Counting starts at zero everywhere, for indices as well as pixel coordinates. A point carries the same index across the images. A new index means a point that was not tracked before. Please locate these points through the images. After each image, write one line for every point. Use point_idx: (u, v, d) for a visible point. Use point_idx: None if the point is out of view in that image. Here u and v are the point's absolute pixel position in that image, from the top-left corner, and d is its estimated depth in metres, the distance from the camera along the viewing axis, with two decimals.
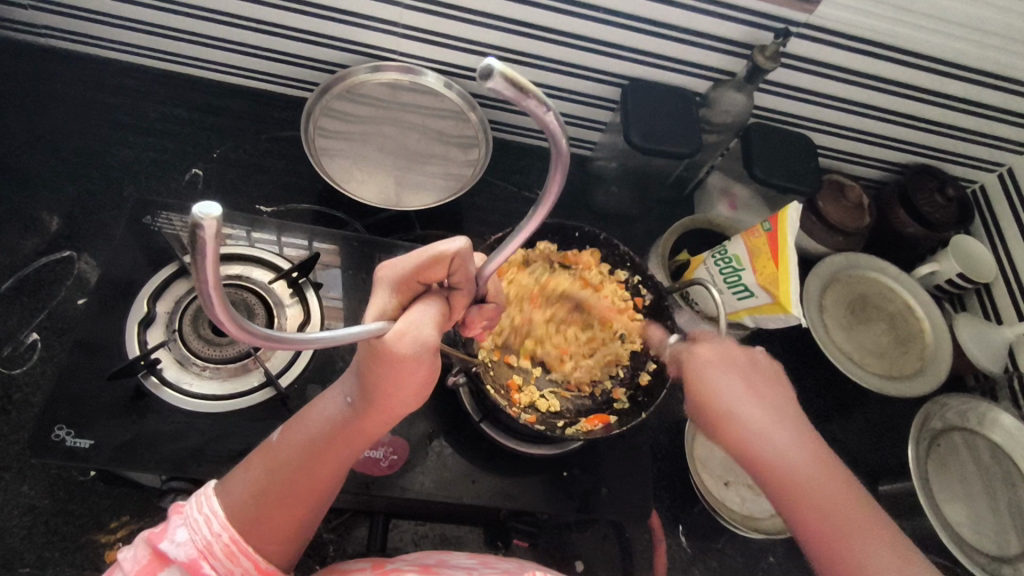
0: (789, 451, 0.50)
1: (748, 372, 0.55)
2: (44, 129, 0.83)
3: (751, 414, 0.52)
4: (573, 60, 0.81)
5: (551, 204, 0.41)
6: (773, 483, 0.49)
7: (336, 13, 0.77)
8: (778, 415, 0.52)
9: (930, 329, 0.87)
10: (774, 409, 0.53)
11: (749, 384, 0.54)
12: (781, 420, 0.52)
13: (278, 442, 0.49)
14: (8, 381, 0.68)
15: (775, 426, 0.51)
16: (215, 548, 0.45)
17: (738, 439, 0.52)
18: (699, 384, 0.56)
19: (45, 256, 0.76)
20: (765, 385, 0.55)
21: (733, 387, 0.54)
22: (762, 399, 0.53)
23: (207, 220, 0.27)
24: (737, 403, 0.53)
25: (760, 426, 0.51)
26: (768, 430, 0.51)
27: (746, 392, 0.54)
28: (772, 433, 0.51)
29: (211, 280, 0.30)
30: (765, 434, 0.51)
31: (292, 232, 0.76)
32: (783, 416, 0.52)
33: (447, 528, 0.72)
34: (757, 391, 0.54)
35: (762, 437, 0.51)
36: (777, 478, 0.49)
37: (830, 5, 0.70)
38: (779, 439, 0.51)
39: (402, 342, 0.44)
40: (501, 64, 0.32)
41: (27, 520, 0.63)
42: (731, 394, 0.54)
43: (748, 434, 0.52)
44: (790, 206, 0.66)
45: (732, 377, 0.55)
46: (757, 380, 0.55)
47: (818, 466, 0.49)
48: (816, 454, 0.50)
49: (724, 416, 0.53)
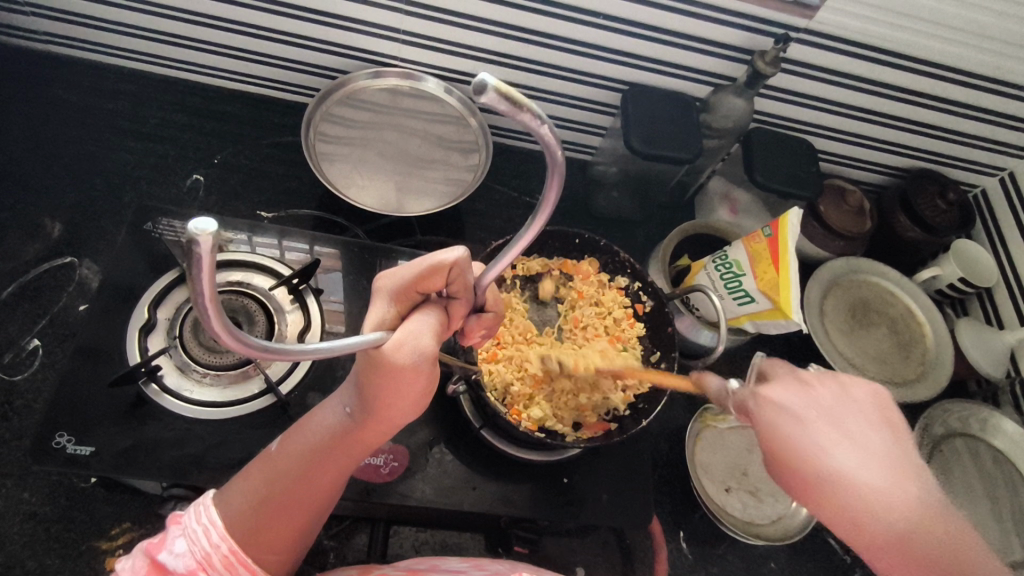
0: (908, 514, 0.40)
1: (829, 408, 0.46)
2: (46, 135, 0.84)
3: (852, 469, 0.42)
4: (573, 65, 0.81)
5: (549, 215, 0.41)
6: (892, 560, 0.40)
7: (336, 19, 0.77)
8: (880, 461, 0.43)
9: (932, 335, 0.87)
10: (873, 455, 0.43)
11: (836, 424, 0.45)
12: (887, 468, 0.42)
13: (277, 452, 0.49)
14: (10, 387, 0.69)
15: (882, 477, 0.42)
16: (214, 559, 0.45)
17: (837, 504, 0.42)
18: (774, 434, 0.46)
19: (47, 262, 0.76)
20: (858, 421, 0.45)
21: (818, 433, 0.44)
22: (859, 445, 0.43)
23: (203, 235, 0.27)
24: (830, 456, 0.43)
25: (865, 485, 0.42)
26: (876, 488, 0.41)
27: (837, 439, 0.44)
28: (880, 490, 0.41)
29: (207, 294, 0.30)
30: (873, 494, 0.41)
31: (293, 237, 0.76)
32: (887, 460, 0.43)
33: (447, 535, 0.72)
34: (851, 434, 0.44)
35: (869, 498, 0.41)
36: (892, 551, 0.40)
37: (830, 10, 0.70)
38: (890, 497, 0.41)
39: (400, 352, 0.44)
40: (495, 79, 0.32)
41: (29, 527, 0.63)
42: (820, 445, 0.44)
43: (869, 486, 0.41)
44: (791, 212, 0.66)
45: (816, 421, 0.45)
46: (845, 416, 0.45)
47: (944, 526, 0.40)
48: (933, 507, 0.41)
49: (815, 474, 0.43)
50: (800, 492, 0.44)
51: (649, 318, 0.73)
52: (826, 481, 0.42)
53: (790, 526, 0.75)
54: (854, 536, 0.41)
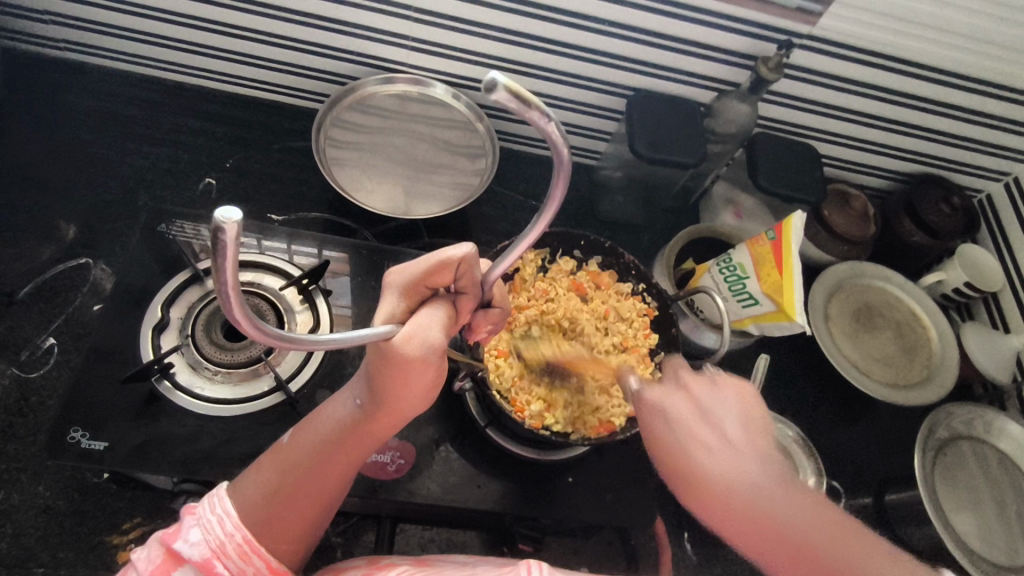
0: (784, 506, 0.41)
1: (707, 408, 0.48)
2: (64, 140, 0.86)
3: (728, 469, 0.43)
4: (578, 71, 0.82)
5: (556, 213, 0.42)
6: (780, 562, 0.40)
7: (345, 27, 0.79)
8: (753, 455, 0.44)
9: (937, 339, 0.87)
10: (746, 453, 0.44)
11: (714, 424, 0.47)
12: (760, 463, 0.44)
13: (288, 444, 0.50)
14: (25, 384, 0.70)
15: (761, 476, 0.43)
16: (228, 547, 0.46)
17: (709, 504, 0.43)
18: (660, 440, 0.48)
19: (62, 263, 0.78)
20: (731, 421, 0.47)
21: (696, 436, 0.46)
22: (728, 441, 0.45)
23: (228, 224, 0.28)
24: (703, 455, 0.44)
25: (733, 479, 0.43)
26: (749, 485, 0.42)
27: (710, 439, 0.46)
28: (759, 488, 0.42)
29: (230, 283, 0.31)
30: (743, 488, 0.42)
31: (302, 240, 0.77)
32: (756, 451, 0.44)
33: (453, 532, 0.73)
34: (725, 434, 0.46)
35: (740, 494, 0.42)
36: (777, 550, 0.40)
37: (832, 16, 0.71)
38: (766, 493, 0.42)
39: (409, 345, 0.45)
40: (505, 77, 0.33)
41: (42, 521, 0.64)
42: (696, 448, 0.45)
43: (731, 461, 0.44)
44: (794, 216, 0.66)
45: (693, 427, 0.47)
46: (719, 412, 0.47)
47: (818, 516, 0.41)
48: (797, 492, 0.42)
49: (697, 477, 0.44)
50: (684, 496, 0.45)
51: (655, 320, 0.73)
52: (705, 482, 0.43)
53: None
54: (735, 536, 0.42)
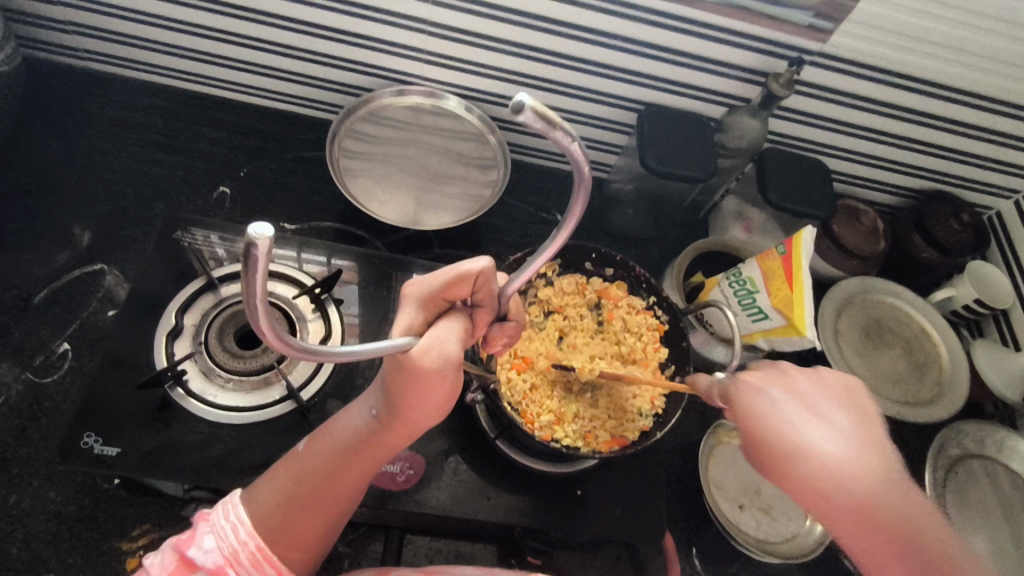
0: (876, 491, 0.45)
1: (810, 396, 0.50)
2: (81, 147, 0.87)
3: (829, 449, 0.47)
4: (590, 85, 0.83)
5: (573, 229, 0.42)
6: (857, 534, 0.45)
7: (361, 40, 0.80)
8: (854, 443, 0.47)
9: (947, 357, 0.87)
10: (853, 441, 0.47)
11: (818, 412, 0.49)
12: (860, 449, 0.47)
13: (304, 453, 0.51)
14: (39, 389, 0.70)
15: (861, 464, 0.46)
16: (241, 555, 0.46)
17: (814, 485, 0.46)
18: (757, 418, 0.50)
19: (77, 269, 0.79)
20: (835, 411, 0.49)
21: (799, 416, 0.49)
22: (832, 427, 0.48)
23: (261, 239, 0.28)
24: (810, 440, 0.47)
25: (840, 466, 0.46)
26: (857, 472, 0.45)
27: (814, 423, 0.48)
28: (860, 475, 0.45)
29: (259, 296, 0.31)
30: (849, 475, 0.45)
31: (313, 249, 0.78)
32: (855, 440, 0.47)
33: (460, 544, 0.73)
34: (831, 420, 0.48)
35: (847, 480, 0.45)
36: (864, 529, 0.44)
37: (844, 34, 0.72)
38: (864, 477, 0.45)
39: (426, 356, 0.46)
40: (532, 99, 0.33)
41: (53, 526, 0.65)
42: (802, 430, 0.48)
43: (839, 448, 0.47)
44: (804, 231, 0.66)
45: (798, 409, 0.49)
46: (820, 402, 0.50)
47: (912, 508, 0.45)
48: (902, 487, 0.46)
49: (798, 459, 0.47)
50: (780, 474, 0.48)
51: (666, 334, 0.72)
52: (804, 464, 0.46)
53: (803, 543, 0.74)
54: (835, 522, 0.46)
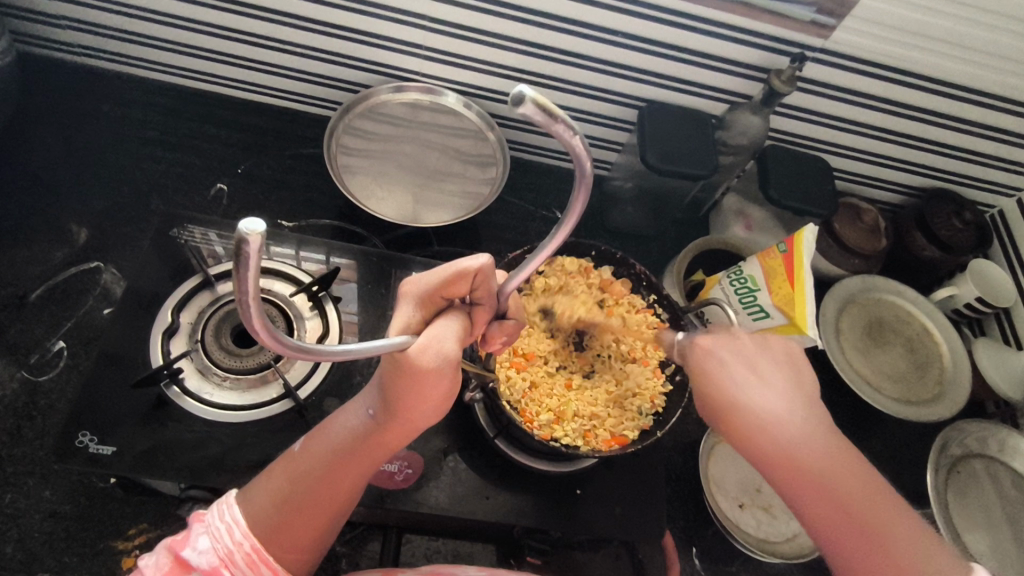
0: (807, 444, 0.48)
1: (754, 355, 0.53)
2: (77, 144, 0.86)
3: (765, 404, 0.50)
4: (590, 82, 0.82)
5: (574, 224, 0.41)
6: (795, 487, 0.48)
7: (359, 35, 0.79)
8: (789, 398, 0.51)
9: (949, 355, 0.86)
10: (788, 398, 0.51)
11: (759, 369, 0.52)
12: (794, 407, 0.50)
13: (300, 453, 0.50)
14: (34, 388, 0.70)
15: (792, 418, 0.50)
16: (236, 557, 0.46)
17: (753, 437, 0.50)
18: (704, 377, 0.54)
19: (73, 267, 0.78)
20: (776, 370, 0.52)
21: (741, 376, 0.52)
22: (771, 384, 0.51)
23: (252, 235, 0.28)
24: (749, 396, 0.51)
25: (776, 421, 0.50)
26: (790, 427, 0.49)
27: (754, 380, 0.52)
28: (792, 429, 0.49)
29: (251, 293, 0.31)
30: (780, 428, 0.49)
31: (311, 247, 0.77)
32: (791, 398, 0.51)
33: (459, 544, 0.72)
34: (770, 378, 0.52)
35: (778, 432, 0.49)
36: (799, 480, 0.48)
37: (846, 30, 0.71)
38: (796, 430, 0.49)
39: (425, 355, 0.45)
40: (533, 90, 0.33)
41: (48, 525, 0.64)
42: (743, 386, 0.51)
43: (775, 404, 0.50)
44: (806, 229, 0.66)
45: (741, 368, 0.52)
46: (764, 361, 0.53)
47: (843, 462, 0.48)
48: (835, 444, 0.49)
49: (737, 412, 0.51)
50: (722, 426, 0.52)
51: (665, 332, 0.72)
52: (741, 416, 0.50)
53: (805, 543, 0.74)
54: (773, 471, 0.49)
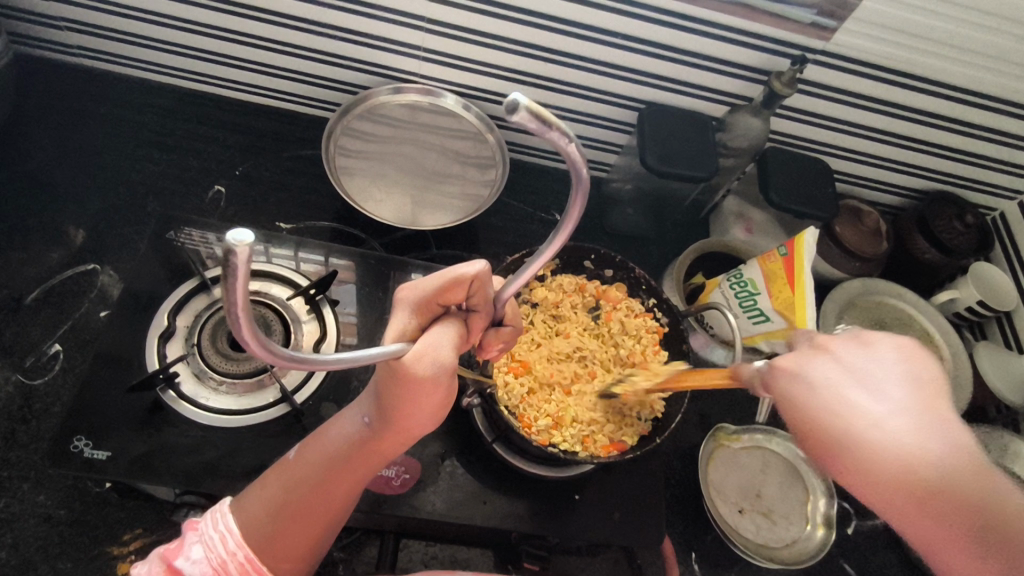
0: (975, 501, 0.34)
1: (856, 363, 0.41)
2: (74, 145, 0.86)
3: (894, 432, 0.37)
4: (590, 84, 0.82)
5: (571, 230, 0.41)
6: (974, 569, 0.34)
7: (358, 36, 0.79)
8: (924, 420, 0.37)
9: (951, 360, 0.85)
10: (921, 418, 0.38)
11: (868, 381, 0.40)
12: (934, 435, 0.37)
13: (295, 460, 0.50)
14: (29, 392, 0.69)
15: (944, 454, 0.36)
16: (230, 566, 0.45)
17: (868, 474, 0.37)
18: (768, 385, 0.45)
19: (70, 269, 0.78)
20: (890, 376, 0.40)
21: (849, 394, 0.39)
22: (897, 406, 0.38)
23: (240, 247, 0.27)
24: (866, 424, 0.38)
25: (913, 459, 0.36)
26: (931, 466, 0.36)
27: (870, 402, 0.39)
28: (937, 470, 0.36)
29: (240, 304, 0.30)
30: (918, 467, 0.36)
31: (309, 249, 0.77)
32: (928, 422, 0.37)
33: (456, 549, 0.71)
34: (888, 393, 0.39)
35: (914, 472, 0.36)
36: (969, 553, 0.34)
37: (847, 32, 0.70)
38: (952, 470, 0.35)
39: (420, 363, 0.45)
40: (528, 98, 0.32)
41: (43, 530, 0.64)
42: (851, 407, 0.39)
43: (905, 431, 0.37)
44: (807, 231, 0.65)
45: (846, 386, 0.40)
46: (874, 373, 0.40)
47: None
48: (1013, 496, 0.35)
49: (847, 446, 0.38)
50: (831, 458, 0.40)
51: (666, 337, 0.71)
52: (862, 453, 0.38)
53: (804, 550, 0.73)
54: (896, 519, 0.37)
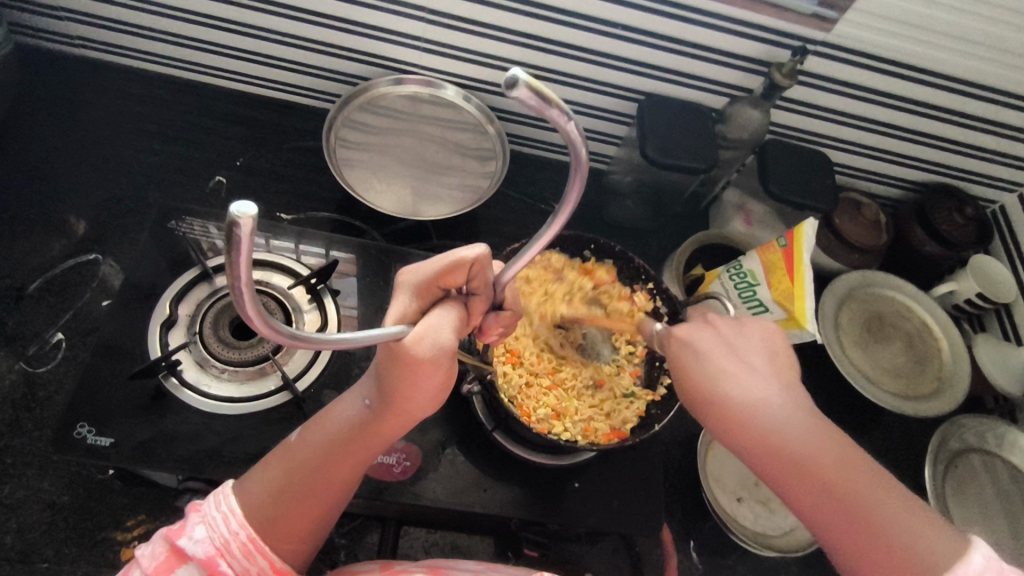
0: (794, 432, 0.45)
1: (731, 336, 0.51)
2: (75, 136, 0.86)
3: (748, 392, 0.47)
4: (590, 75, 0.82)
5: (569, 214, 0.41)
6: (796, 486, 0.44)
7: (358, 27, 0.79)
8: (768, 382, 0.48)
9: (948, 350, 0.86)
10: (767, 382, 0.48)
11: (740, 352, 0.50)
12: (776, 389, 0.47)
13: (296, 444, 0.50)
14: (32, 380, 0.70)
15: (775, 404, 0.46)
16: (233, 545, 0.46)
17: (737, 425, 0.46)
18: (681, 369, 0.51)
19: (71, 259, 0.78)
20: (756, 352, 0.49)
21: (723, 366, 0.49)
22: (753, 371, 0.48)
23: (244, 218, 0.28)
24: (730, 386, 0.48)
25: (760, 408, 0.46)
26: (773, 411, 0.46)
27: (736, 368, 0.49)
28: (770, 411, 0.46)
29: (244, 279, 0.31)
30: (762, 412, 0.46)
31: (310, 240, 0.77)
32: (777, 383, 0.48)
33: (457, 536, 0.72)
34: (750, 363, 0.49)
35: (759, 415, 0.46)
36: (787, 471, 0.44)
37: (847, 23, 0.71)
38: (781, 418, 0.45)
39: (420, 346, 0.45)
40: (527, 75, 0.32)
41: (47, 516, 0.64)
42: (723, 375, 0.48)
43: (755, 384, 0.47)
44: (805, 222, 0.66)
45: (721, 357, 0.49)
46: (742, 345, 0.50)
47: (839, 456, 0.43)
48: (827, 431, 0.45)
49: (722, 408, 0.47)
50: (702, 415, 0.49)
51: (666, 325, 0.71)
52: (726, 408, 0.47)
53: (802, 539, 0.74)
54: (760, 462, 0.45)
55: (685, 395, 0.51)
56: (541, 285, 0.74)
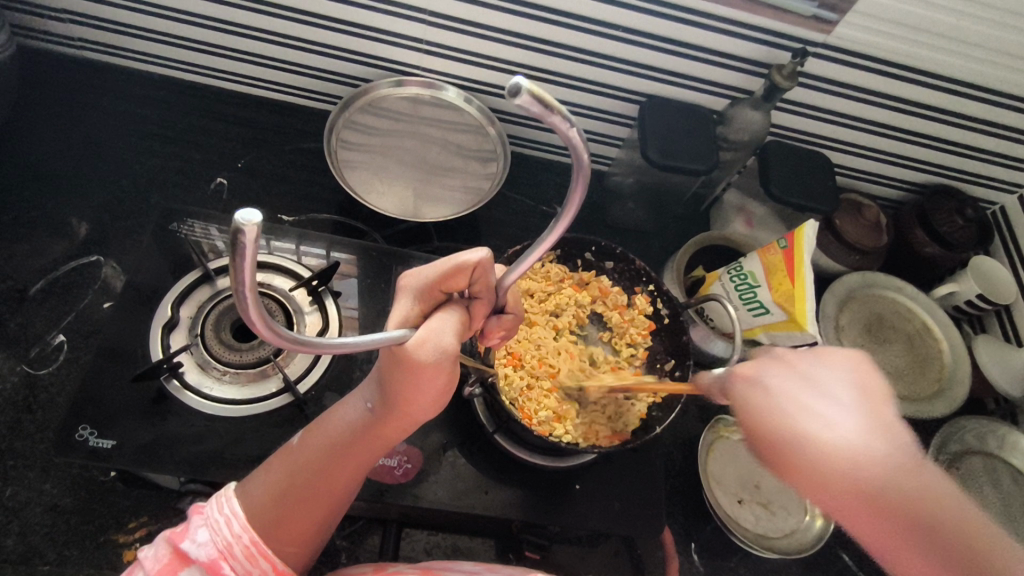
0: (896, 482, 0.39)
1: (808, 372, 0.43)
2: (76, 138, 0.86)
3: (841, 436, 0.40)
4: (591, 77, 0.82)
5: (571, 218, 0.41)
6: (902, 544, 0.39)
7: (359, 29, 0.79)
8: (864, 424, 0.41)
9: (949, 352, 0.86)
10: (862, 423, 0.41)
11: (822, 390, 0.42)
12: (873, 432, 0.40)
13: (298, 448, 0.50)
14: (34, 381, 0.70)
15: (875, 449, 0.40)
16: (235, 549, 0.46)
17: (830, 477, 0.39)
18: (750, 408, 0.43)
19: (73, 260, 0.78)
20: (841, 388, 0.42)
21: (804, 406, 0.42)
22: (844, 412, 0.41)
23: (248, 226, 0.28)
24: (819, 430, 0.40)
25: (858, 457, 0.39)
26: (873, 460, 0.39)
27: (822, 409, 0.41)
28: (871, 459, 0.39)
29: (247, 285, 0.31)
30: (862, 461, 0.39)
31: (311, 242, 0.77)
32: (873, 424, 0.41)
33: (459, 539, 0.71)
34: (838, 402, 0.42)
35: (858, 466, 0.39)
36: (887, 528, 0.39)
37: (849, 25, 0.71)
38: (885, 468, 0.39)
39: (422, 349, 0.45)
40: (530, 82, 0.32)
41: (49, 518, 0.64)
42: (807, 417, 0.41)
43: (847, 428, 0.41)
44: (806, 225, 0.66)
45: (801, 396, 0.42)
46: (822, 380, 0.43)
47: (945, 509, 0.39)
48: (930, 479, 0.40)
49: (810, 456, 0.40)
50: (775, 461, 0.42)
51: (667, 328, 0.72)
52: (816, 456, 0.40)
53: (804, 540, 0.74)
54: (854, 516, 0.40)
55: (754, 440, 0.43)
56: (540, 288, 0.75)
